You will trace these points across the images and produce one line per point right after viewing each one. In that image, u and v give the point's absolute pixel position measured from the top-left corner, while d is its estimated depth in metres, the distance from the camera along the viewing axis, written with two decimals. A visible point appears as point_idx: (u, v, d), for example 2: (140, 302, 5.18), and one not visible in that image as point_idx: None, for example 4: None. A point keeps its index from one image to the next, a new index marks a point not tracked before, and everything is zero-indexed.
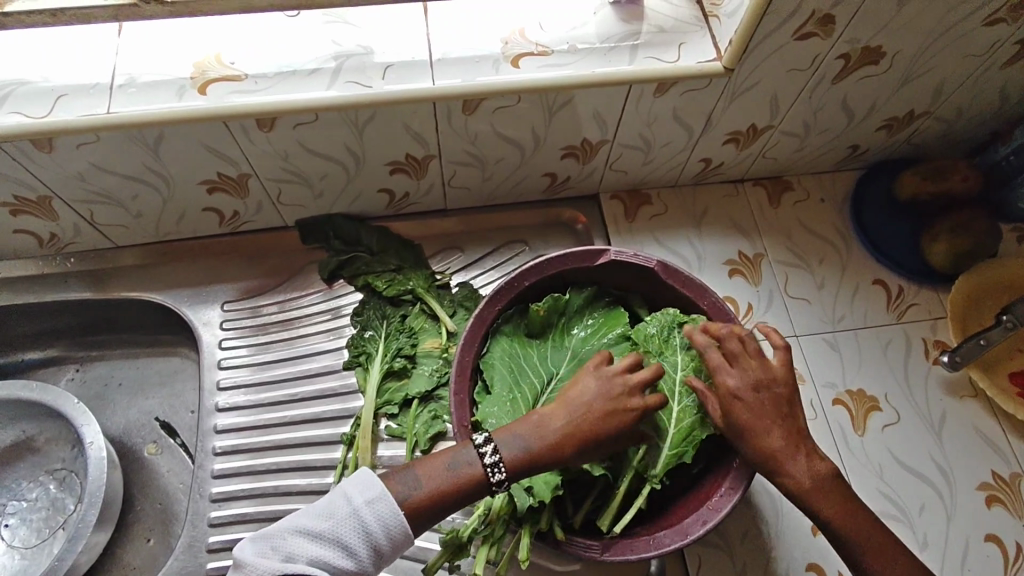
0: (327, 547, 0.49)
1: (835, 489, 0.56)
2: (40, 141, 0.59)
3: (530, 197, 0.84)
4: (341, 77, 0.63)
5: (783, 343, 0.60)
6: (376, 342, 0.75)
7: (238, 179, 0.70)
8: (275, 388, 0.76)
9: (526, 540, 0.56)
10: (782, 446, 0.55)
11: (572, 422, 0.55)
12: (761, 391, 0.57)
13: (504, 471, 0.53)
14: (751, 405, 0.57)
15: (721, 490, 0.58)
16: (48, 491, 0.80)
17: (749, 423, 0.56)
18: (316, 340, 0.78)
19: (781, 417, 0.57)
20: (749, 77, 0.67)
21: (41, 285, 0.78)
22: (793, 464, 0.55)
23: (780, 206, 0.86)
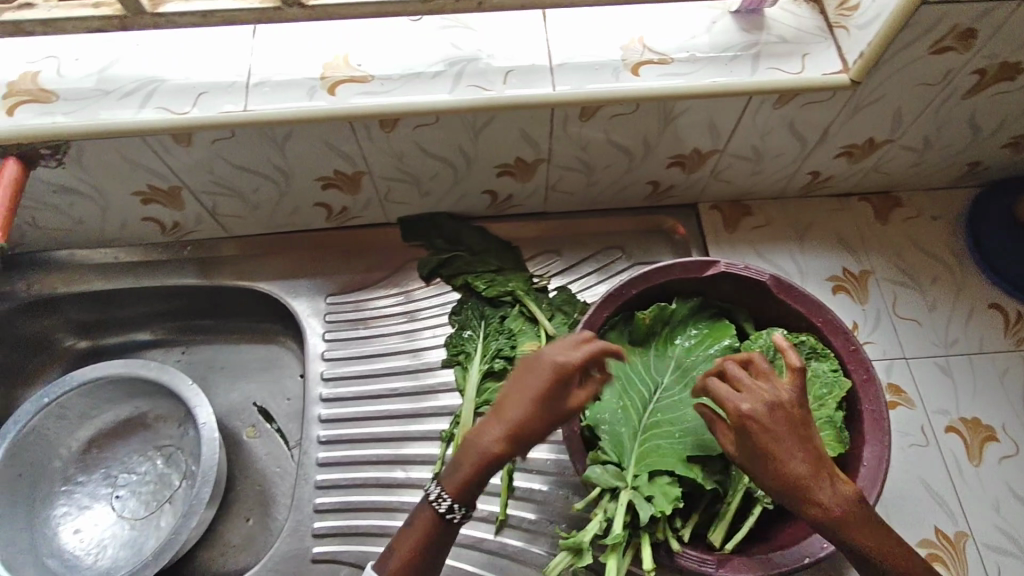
0: None
1: (862, 517, 0.50)
2: (179, 135, 0.62)
3: (629, 204, 0.84)
4: (463, 80, 0.64)
5: (800, 363, 0.52)
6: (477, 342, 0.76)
7: (353, 176, 0.72)
8: (377, 380, 0.78)
9: (647, 550, 0.55)
10: (809, 473, 0.50)
11: (518, 420, 0.55)
12: (784, 422, 0.50)
13: (448, 498, 0.56)
14: (776, 431, 0.50)
15: None
16: (155, 467, 0.84)
17: (767, 452, 0.50)
18: (394, 339, 0.80)
19: (805, 445, 0.50)
20: (876, 90, 0.65)
21: (162, 270, 0.83)
22: (818, 491, 0.50)
23: (889, 221, 0.83)
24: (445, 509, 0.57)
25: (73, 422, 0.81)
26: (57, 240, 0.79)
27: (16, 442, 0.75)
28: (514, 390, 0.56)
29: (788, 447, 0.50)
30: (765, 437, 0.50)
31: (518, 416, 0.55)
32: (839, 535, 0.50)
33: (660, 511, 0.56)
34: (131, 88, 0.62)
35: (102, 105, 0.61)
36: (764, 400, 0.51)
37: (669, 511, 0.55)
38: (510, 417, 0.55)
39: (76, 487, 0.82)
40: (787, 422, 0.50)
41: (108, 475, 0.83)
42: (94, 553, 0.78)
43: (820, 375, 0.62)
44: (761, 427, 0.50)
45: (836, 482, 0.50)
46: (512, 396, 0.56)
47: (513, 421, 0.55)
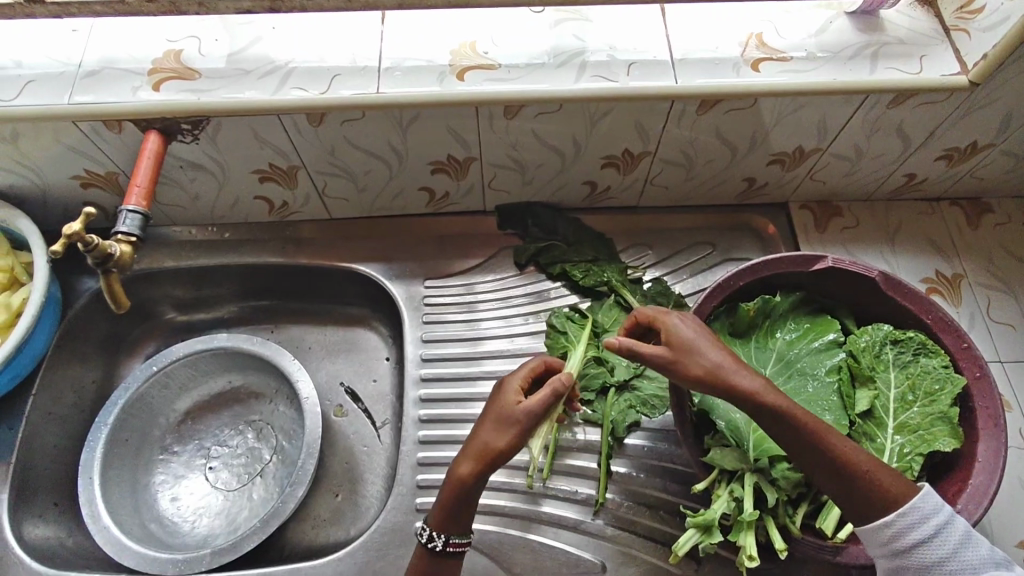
0: None
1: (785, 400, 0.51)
2: (313, 115, 0.64)
3: (721, 201, 0.86)
4: (588, 70, 0.65)
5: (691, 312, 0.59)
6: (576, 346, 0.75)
7: (463, 161, 0.74)
8: (475, 362, 0.80)
9: (777, 532, 0.56)
10: (726, 358, 0.53)
11: (475, 443, 0.58)
12: (690, 324, 0.56)
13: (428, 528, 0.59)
14: (686, 329, 0.55)
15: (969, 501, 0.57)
16: (246, 440, 0.86)
17: (684, 345, 0.53)
18: (456, 327, 0.82)
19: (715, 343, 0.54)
20: (991, 92, 0.66)
21: (263, 248, 0.85)
22: (738, 369, 0.52)
23: (980, 227, 0.84)
24: (433, 544, 0.59)
25: (173, 392, 0.85)
26: (168, 215, 0.82)
27: (127, 406, 0.80)
28: (486, 409, 0.61)
29: (701, 340, 0.54)
30: (680, 333, 0.54)
31: (481, 438, 0.58)
32: (773, 420, 0.51)
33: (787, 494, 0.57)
34: (269, 69, 0.65)
35: (242, 83, 0.64)
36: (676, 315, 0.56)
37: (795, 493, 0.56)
38: (483, 436, 0.58)
39: (172, 456, 0.84)
40: (696, 326, 0.55)
41: (201, 446, 0.85)
42: (191, 519, 0.80)
43: (930, 372, 0.63)
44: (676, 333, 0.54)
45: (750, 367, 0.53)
46: (484, 415, 0.60)
47: (479, 440, 0.58)
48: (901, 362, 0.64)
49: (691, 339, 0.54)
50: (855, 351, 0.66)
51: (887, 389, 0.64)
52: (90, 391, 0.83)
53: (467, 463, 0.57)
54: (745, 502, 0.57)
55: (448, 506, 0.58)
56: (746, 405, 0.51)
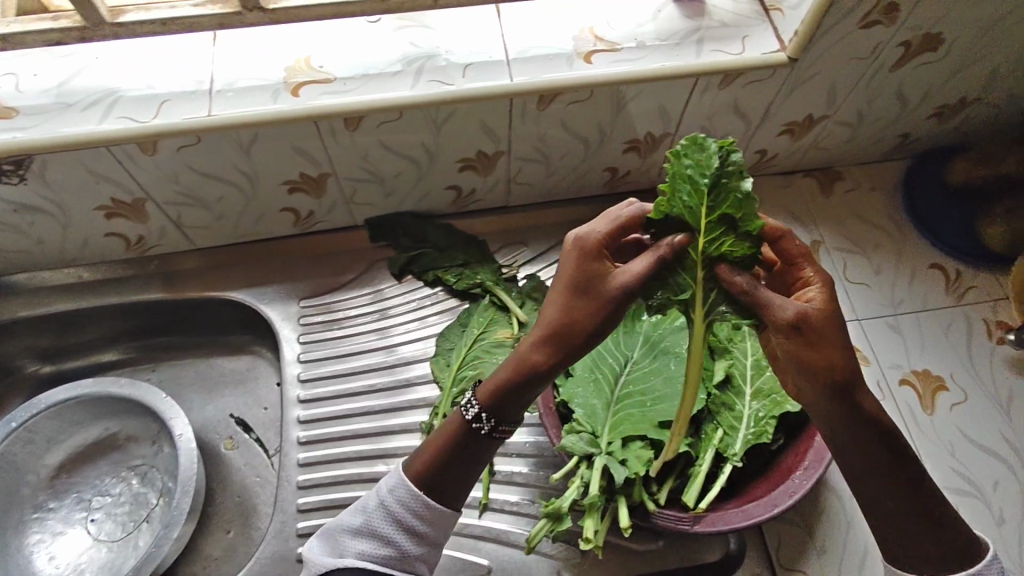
0: (367, 540, 0.54)
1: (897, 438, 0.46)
2: (145, 144, 0.62)
3: (590, 192, 0.87)
4: (423, 76, 0.66)
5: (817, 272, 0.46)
6: (688, 190, 0.44)
7: (318, 178, 0.74)
8: (394, 369, 0.79)
9: (624, 510, 0.59)
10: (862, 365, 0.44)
11: (548, 320, 0.48)
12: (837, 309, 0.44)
13: (477, 405, 0.53)
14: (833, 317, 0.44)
15: (806, 463, 0.59)
16: (130, 487, 0.82)
17: (826, 332, 0.43)
18: (368, 337, 0.81)
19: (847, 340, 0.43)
20: (810, 67, 0.69)
21: (126, 286, 0.82)
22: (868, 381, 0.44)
23: (832, 194, 0.88)
24: (472, 416, 0.54)
25: (43, 446, 0.81)
26: (17, 262, 0.78)
27: None
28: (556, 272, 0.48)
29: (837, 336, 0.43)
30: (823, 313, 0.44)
31: (552, 323, 0.48)
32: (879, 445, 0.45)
33: (635, 473, 0.59)
34: (93, 99, 0.63)
35: (64, 117, 0.62)
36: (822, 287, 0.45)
37: (642, 472, 0.58)
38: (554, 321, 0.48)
39: (48, 513, 0.80)
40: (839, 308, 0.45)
41: (80, 499, 0.81)
42: None
43: None
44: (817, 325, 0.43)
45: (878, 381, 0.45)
46: (555, 288, 0.48)
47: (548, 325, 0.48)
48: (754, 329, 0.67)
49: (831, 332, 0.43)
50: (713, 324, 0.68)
51: (743, 357, 0.67)
52: None
53: (533, 342, 0.49)
54: (591, 485, 0.59)
55: (506, 386, 0.51)
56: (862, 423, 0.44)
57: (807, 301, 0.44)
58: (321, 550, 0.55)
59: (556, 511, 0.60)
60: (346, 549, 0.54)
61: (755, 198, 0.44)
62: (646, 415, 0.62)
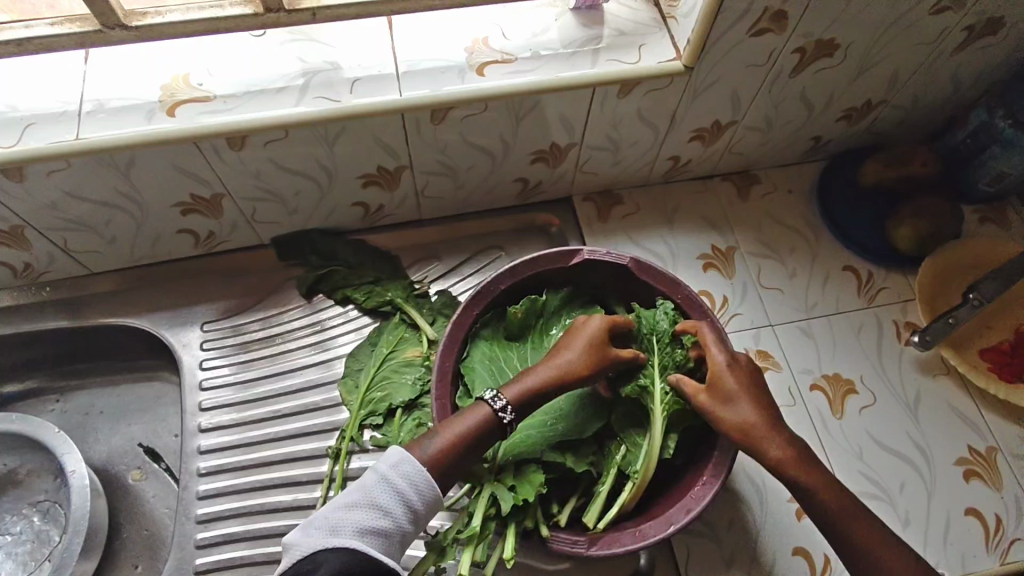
0: (365, 513, 0.50)
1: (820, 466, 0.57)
2: (10, 171, 0.59)
3: (505, 203, 0.85)
4: (309, 92, 0.64)
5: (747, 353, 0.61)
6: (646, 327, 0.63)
7: (212, 199, 0.71)
8: (331, 385, 0.77)
9: (511, 539, 0.57)
10: (757, 421, 0.57)
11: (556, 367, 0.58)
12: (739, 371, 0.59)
13: (507, 400, 0.56)
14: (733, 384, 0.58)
15: (702, 480, 0.58)
16: (31, 525, 0.79)
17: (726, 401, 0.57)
18: (303, 353, 0.78)
19: (756, 398, 0.58)
20: (708, 74, 0.68)
21: (17, 315, 0.78)
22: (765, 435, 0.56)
23: (749, 198, 0.88)
24: (498, 408, 0.56)
25: None
26: None
27: None
28: (572, 332, 0.61)
29: (735, 399, 0.57)
30: (720, 383, 0.58)
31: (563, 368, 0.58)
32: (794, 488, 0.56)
33: (523, 498, 0.57)
34: None
35: None
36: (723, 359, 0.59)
37: (530, 498, 0.57)
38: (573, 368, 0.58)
39: None
40: (742, 374, 0.59)
41: None
42: None
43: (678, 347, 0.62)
44: (726, 386, 0.58)
45: (778, 435, 0.57)
46: (573, 341, 0.60)
47: (559, 369, 0.58)
48: (666, 360, 0.62)
49: (726, 399, 0.57)
50: None
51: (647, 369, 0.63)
52: None
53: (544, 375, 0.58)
54: (476, 515, 0.58)
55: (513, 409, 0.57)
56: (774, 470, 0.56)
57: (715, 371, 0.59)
58: (309, 531, 0.49)
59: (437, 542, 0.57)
60: (342, 523, 0.49)
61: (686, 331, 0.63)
62: (542, 436, 0.61)
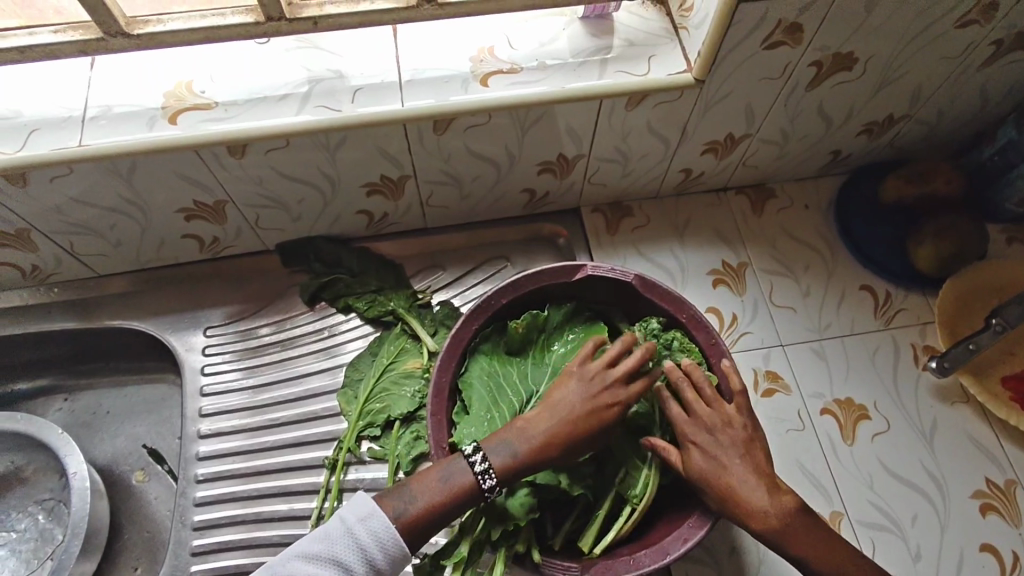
0: (323, 566, 0.51)
1: (805, 523, 0.56)
2: (13, 176, 0.60)
3: (512, 213, 0.84)
4: (311, 101, 0.63)
5: (742, 385, 0.60)
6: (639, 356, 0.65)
7: (216, 206, 0.71)
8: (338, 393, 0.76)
9: (500, 564, 0.57)
10: (745, 486, 0.55)
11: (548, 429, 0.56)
12: (717, 435, 0.57)
13: (495, 477, 0.54)
14: (712, 451, 0.57)
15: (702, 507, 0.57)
16: (37, 522, 0.80)
17: (709, 472, 0.56)
18: (311, 360, 0.78)
19: (741, 460, 0.57)
20: (720, 86, 0.66)
21: (25, 315, 0.79)
22: (755, 500, 0.55)
23: (763, 213, 0.85)
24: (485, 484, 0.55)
25: None
26: None
27: None
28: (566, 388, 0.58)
29: (721, 467, 0.56)
30: (701, 452, 0.57)
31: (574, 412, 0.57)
32: (787, 550, 0.56)
33: (513, 524, 0.57)
34: None
35: None
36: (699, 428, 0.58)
37: (520, 523, 0.57)
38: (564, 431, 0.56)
39: None
40: (722, 439, 0.57)
41: None
42: None
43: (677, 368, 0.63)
44: (694, 462, 0.57)
45: (766, 496, 0.56)
46: (565, 400, 0.58)
47: (569, 411, 0.57)
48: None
49: (710, 468, 0.56)
50: None
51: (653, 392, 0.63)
52: None
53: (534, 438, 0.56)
54: (462, 544, 0.57)
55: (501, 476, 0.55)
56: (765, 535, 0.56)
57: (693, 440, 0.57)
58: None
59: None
60: (298, 574, 0.51)
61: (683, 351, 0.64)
62: None
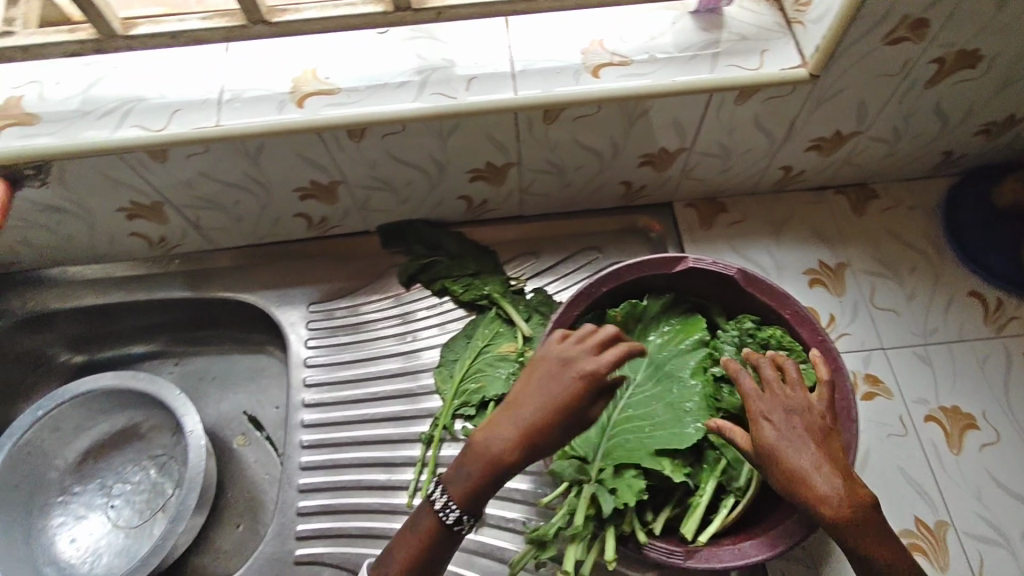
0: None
1: (875, 519, 0.51)
2: (157, 152, 0.64)
3: (607, 204, 0.85)
4: (428, 89, 0.65)
5: (831, 375, 0.61)
6: (737, 350, 0.67)
7: (329, 186, 0.75)
8: (416, 374, 0.79)
9: (612, 541, 0.58)
10: (813, 470, 0.52)
11: (501, 434, 0.54)
12: (787, 414, 0.54)
13: (456, 510, 0.54)
14: (781, 430, 0.54)
15: None
16: (149, 476, 0.85)
17: (774, 449, 0.53)
18: (390, 342, 0.81)
19: (815, 445, 0.53)
20: (835, 82, 0.65)
21: (149, 283, 0.85)
22: (822, 487, 0.51)
23: (865, 213, 0.83)
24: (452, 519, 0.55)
25: (68, 434, 0.84)
26: (50, 258, 0.82)
27: (14, 451, 0.78)
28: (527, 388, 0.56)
29: (789, 445, 0.53)
30: (771, 428, 0.54)
31: (551, 429, 0.54)
32: (847, 544, 0.51)
33: (624, 502, 0.58)
34: (111, 108, 0.65)
35: (83, 124, 0.64)
36: (768, 406, 0.55)
37: (631, 502, 0.58)
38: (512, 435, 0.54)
39: (72, 496, 0.84)
40: (795, 420, 0.54)
41: (103, 485, 0.85)
42: (90, 560, 0.80)
43: None
44: (761, 438, 0.54)
45: (836, 485, 0.51)
46: (527, 397, 0.55)
47: (537, 409, 0.54)
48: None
49: (778, 445, 0.53)
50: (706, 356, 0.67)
51: None
52: None
53: (499, 448, 0.54)
54: (578, 514, 0.59)
55: (473, 500, 0.54)
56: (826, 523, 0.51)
57: (761, 416, 0.55)
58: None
59: (540, 537, 0.59)
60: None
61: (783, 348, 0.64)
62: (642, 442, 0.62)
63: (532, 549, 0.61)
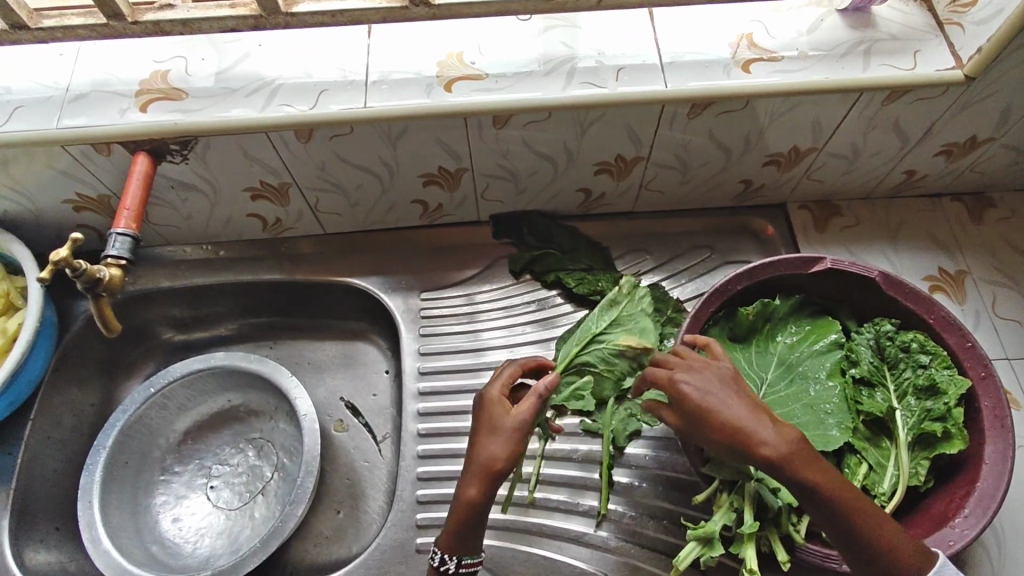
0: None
1: (812, 452, 0.51)
2: (302, 132, 0.64)
3: (720, 203, 0.84)
4: (576, 78, 0.65)
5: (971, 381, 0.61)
6: (875, 352, 0.66)
7: (456, 173, 0.74)
8: (478, 373, 0.79)
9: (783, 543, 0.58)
10: (743, 416, 0.52)
11: (463, 478, 0.57)
12: (703, 373, 0.54)
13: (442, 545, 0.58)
14: (701, 385, 0.54)
15: (965, 511, 0.57)
16: (247, 458, 0.85)
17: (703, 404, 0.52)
18: (457, 338, 0.81)
19: (738, 394, 0.53)
20: (987, 85, 0.65)
21: (255, 265, 0.85)
22: (756, 429, 0.51)
23: (983, 221, 0.82)
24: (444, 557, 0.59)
25: (173, 412, 0.84)
26: (163, 235, 0.82)
27: (125, 427, 0.79)
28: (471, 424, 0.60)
29: (708, 393, 0.53)
30: (694, 385, 0.54)
31: (503, 460, 0.56)
32: (800, 485, 0.50)
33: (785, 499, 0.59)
34: (255, 86, 0.65)
35: (230, 100, 0.64)
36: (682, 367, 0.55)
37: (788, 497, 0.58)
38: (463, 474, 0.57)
39: (173, 476, 0.83)
40: (711, 375, 0.54)
41: (201, 466, 0.84)
42: (192, 540, 0.79)
43: (915, 368, 0.64)
44: (684, 397, 0.53)
45: (768, 426, 0.51)
46: (473, 434, 0.59)
47: (477, 444, 0.57)
48: (903, 385, 0.64)
49: (704, 396, 0.53)
50: (843, 358, 0.66)
51: (892, 389, 0.64)
52: (89, 414, 0.83)
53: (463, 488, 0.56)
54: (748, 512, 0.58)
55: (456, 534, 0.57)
56: (771, 465, 0.50)
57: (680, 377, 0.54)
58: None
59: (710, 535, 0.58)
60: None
61: (926, 355, 0.64)
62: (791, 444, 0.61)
63: (696, 547, 0.59)
